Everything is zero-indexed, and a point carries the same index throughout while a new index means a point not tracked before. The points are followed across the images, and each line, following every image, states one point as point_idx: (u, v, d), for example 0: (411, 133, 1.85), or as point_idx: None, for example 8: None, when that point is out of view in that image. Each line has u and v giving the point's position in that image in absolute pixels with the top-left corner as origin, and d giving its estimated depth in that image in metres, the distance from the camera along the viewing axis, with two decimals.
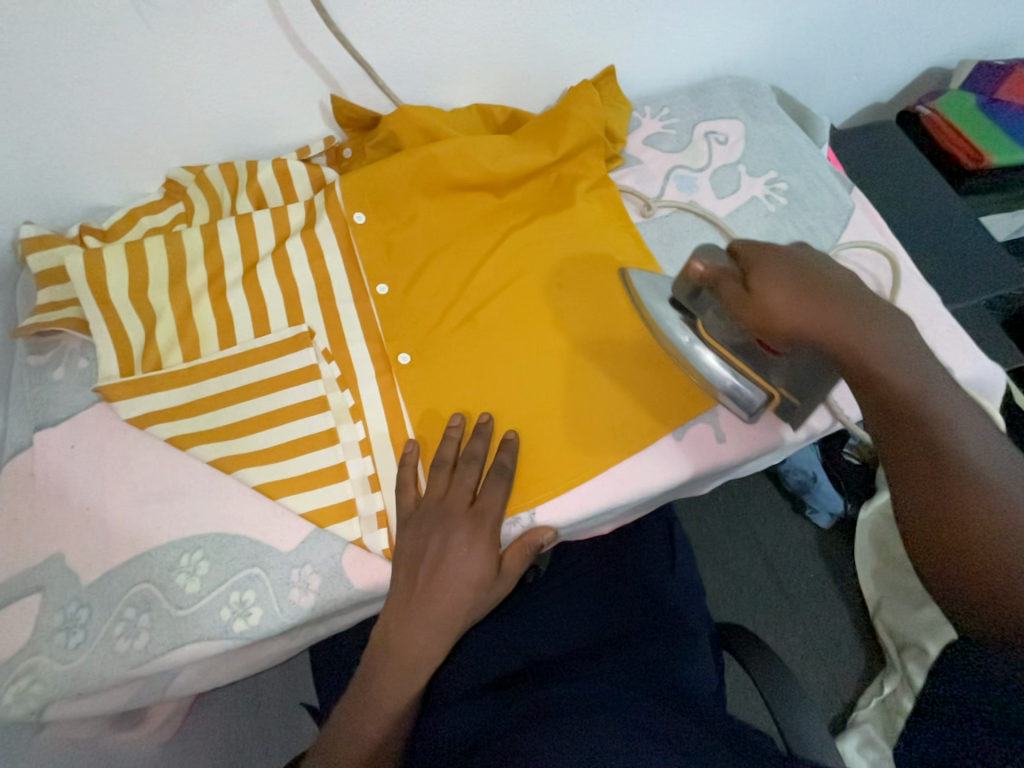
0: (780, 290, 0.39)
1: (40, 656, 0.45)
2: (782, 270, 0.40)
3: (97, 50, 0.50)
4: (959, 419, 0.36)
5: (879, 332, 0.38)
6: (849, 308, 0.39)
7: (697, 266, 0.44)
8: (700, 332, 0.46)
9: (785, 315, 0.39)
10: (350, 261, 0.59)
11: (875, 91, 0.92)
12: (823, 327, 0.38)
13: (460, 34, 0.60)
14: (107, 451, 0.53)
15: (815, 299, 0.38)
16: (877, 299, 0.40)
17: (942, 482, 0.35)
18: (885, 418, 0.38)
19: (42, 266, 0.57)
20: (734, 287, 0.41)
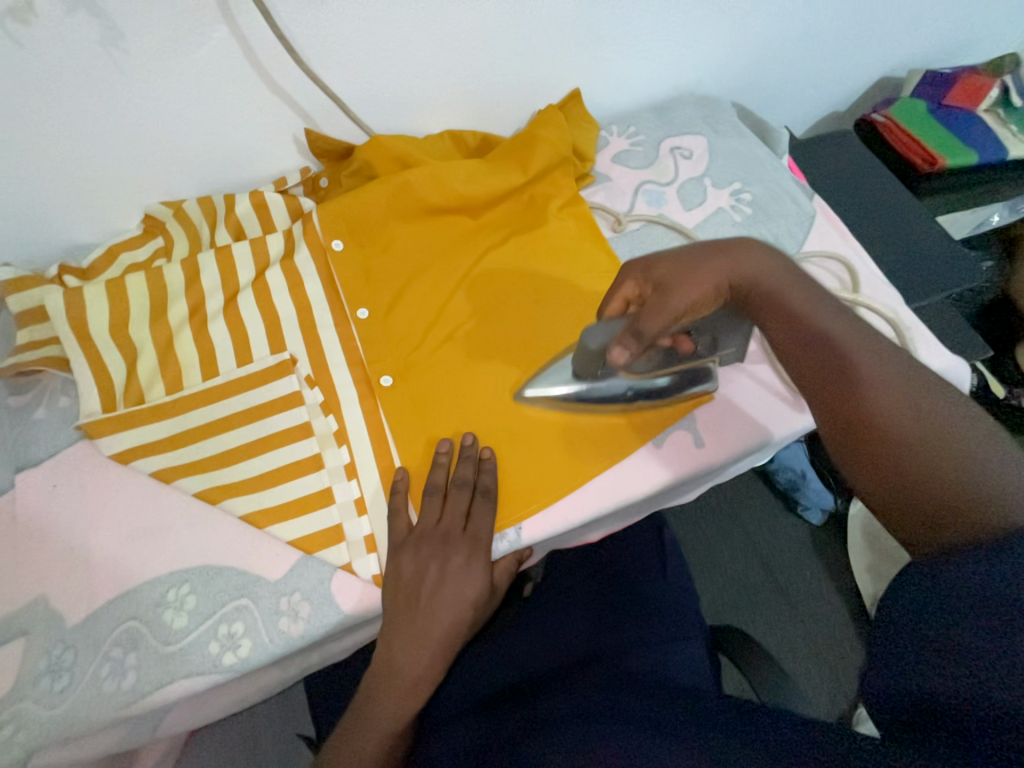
0: (677, 269, 0.44)
1: (24, 703, 0.45)
2: (666, 258, 0.45)
3: (69, 96, 0.51)
4: (856, 333, 0.40)
5: (758, 267, 0.44)
6: (735, 254, 0.44)
7: (614, 349, 0.45)
8: (633, 378, 0.52)
9: (690, 283, 0.43)
10: (330, 288, 0.61)
11: (832, 101, 0.96)
12: (713, 276, 0.44)
13: (428, 66, 0.63)
14: (91, 489, 0.52)
15: (704, 260, 0.43)
16: (760, 243, 0.45)
17: (852, 389, 0.38)
18: (795, 342, 0.42)
19: (20, 307, 0.57)
20: (649, 312, 0.43)
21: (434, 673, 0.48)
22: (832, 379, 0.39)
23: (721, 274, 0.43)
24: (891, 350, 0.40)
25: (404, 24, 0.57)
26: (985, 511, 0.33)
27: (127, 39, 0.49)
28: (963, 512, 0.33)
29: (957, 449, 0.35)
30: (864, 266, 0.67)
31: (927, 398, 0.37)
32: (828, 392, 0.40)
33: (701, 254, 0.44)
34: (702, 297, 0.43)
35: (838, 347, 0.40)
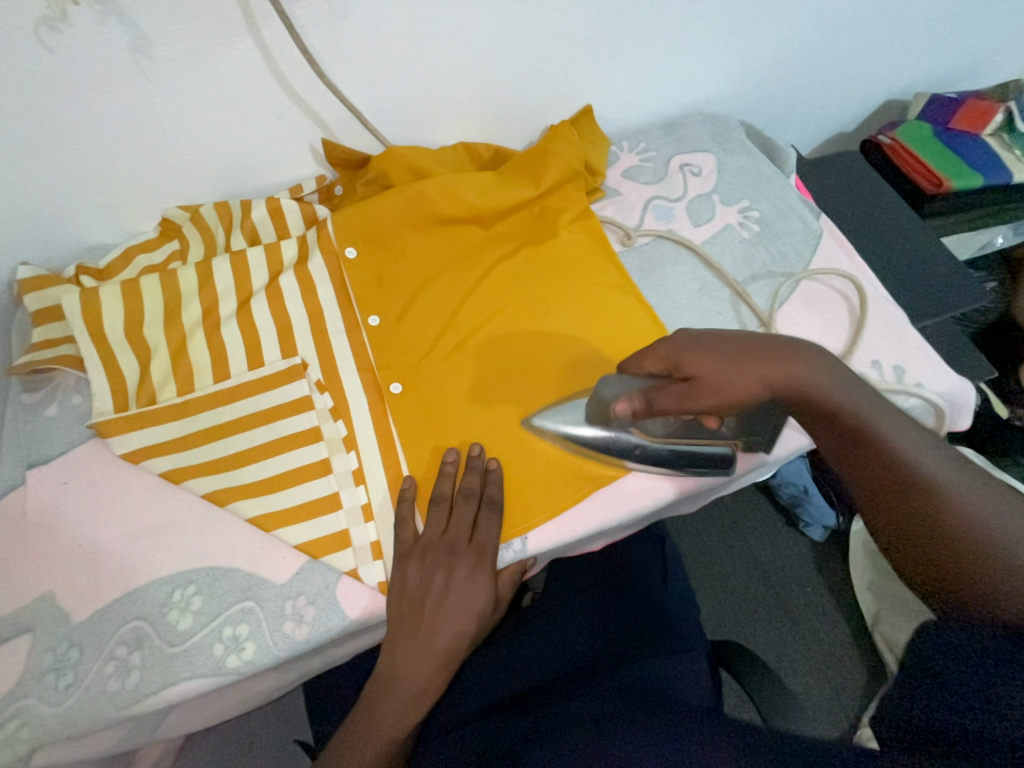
0: (710, 367, 0.45)
1: (29, 700, 0.45)
2: (700, 351, 0.46)
3: (95, 101, 0.52)
4: (903, 430, 0.40)
5: (802, 362, 0.43)
6: (779, 355, 0.44)
7: (618, 405, 0.50)
8: (642, 439, 0.54)
9: (724, 386, 0.44)
10: (342, 294, 0.61)
11: (839, 122, 0.97)
12: (760, 376, 0.43)
13: (445, 80, 0.64)
14: (101, 486, 0.53)
15: (741, 361, 0.44)
16: (802, 343, 0.45)
17: (904, 488, 0.38)
18: (840, 439, 0.42)
19: (38, 305, 0.58)
20: (666, 393, 0.47)
21: (441, 677, 0.49)
22: (882, 478, 0.39)
23: (759, 377, 0.43)
24: (938, 445, 0.40)
25: (423, 38, 0.59)
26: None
27: (153, 47, 0.50)
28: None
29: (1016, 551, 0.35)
30: (870, 285, 0.67)
31: (981, 496, 0.37)
32: (877, 488, 0.40)
33: (738, 355, 0.44)
34: (733, 400, 0.45)
35: (884, 444, 0.40)
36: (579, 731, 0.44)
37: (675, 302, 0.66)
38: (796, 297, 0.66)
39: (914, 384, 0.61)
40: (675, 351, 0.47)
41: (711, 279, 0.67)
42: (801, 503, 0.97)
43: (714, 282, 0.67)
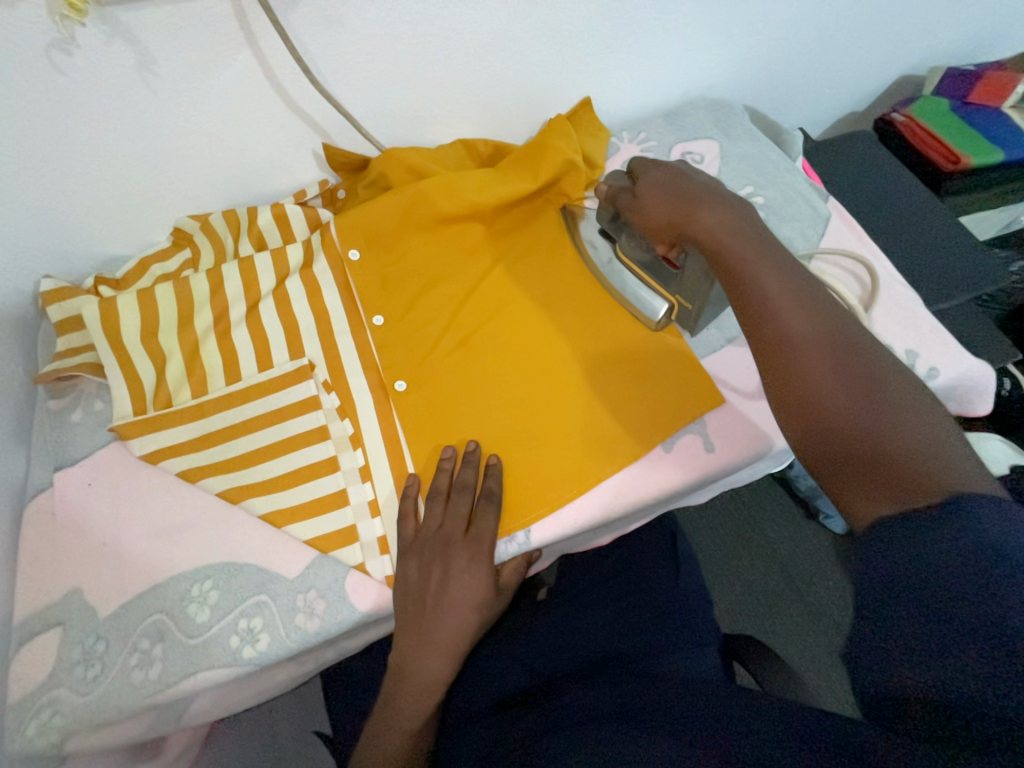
0: (644, 196, 0.48)
1: (60, 690, 0.47)
2: (654, 185, 0.48)
3: (105, 119, 0.54)
4: (815, 304, 0.40)
5: (715, 209, 0.44)
6: (700, 202, 0.45)
7: (603, 187, 0.55)
8: (618, 253, 0.56)
9: (653, 218, 0.48)
10: (346, 297, 0.63)
11: (851, 101, 0.94)
12: (671, 217, 0.46)
13: (442, 81, 0.64)
14: (123, 487, 0.55)
15: (674, 205, 0.46)
16: (731, 198, 0.45)
17: (794, 354, 0.38)
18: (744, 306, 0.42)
19: (60, 316, 0.60)
20: (626, 199, 0.51)
21: (451, 669, 0.49)
22: (771, 340, 0.39)
23: (682, 220, 0.45)
24: (833, 309, 0.40)
25: (417, 40, 0.59)
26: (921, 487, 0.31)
27: (159, 63, 0.52)
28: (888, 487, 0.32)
29: (894, 425, 0.34)
30: (881, 268, 0.65)
31: (859, 358, 0.36)
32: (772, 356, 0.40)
33: (676, 193, 0.46)
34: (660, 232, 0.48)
35: (782, 309, 0.40)
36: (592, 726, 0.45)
37: None
38: None
39: (928, 369, 0.59)
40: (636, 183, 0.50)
41: None
42: (820, 495, 0.95)
43: None
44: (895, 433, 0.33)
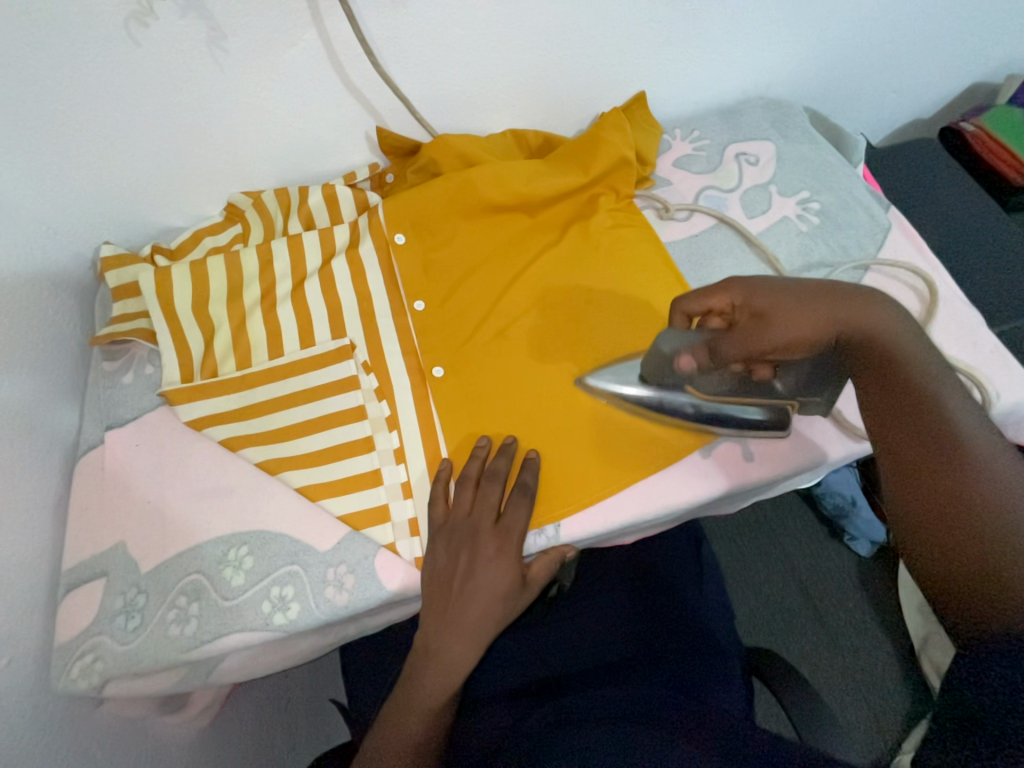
0: (776, 300, 0.42)
1: (102, 636, 0.50)
2: (781, 290, 0.43)
3: (171, 91, 0.56)
4: (971, 414, 0.38)
5: (867, 313, 0.41)
6: (850, 308, 0.42)
7: (685, 358, 0.47)
8: (698, 396, 0.52)
9: (794, 327, 0.41)
10: (390, 279, 0.63)
11: (917, 108, 0.90)
12: (810, 321, 0.41)
13: (498, 68, 0.64)
14: (168, 449, 0.57)
15: (821, 306, 0.41)
16: (885, 301, 0.42)
17: (951, 470, 0.36)
18: (891, 408, 0.40)
19: (117, 281, 0.63)
20: (729, 340, 0.44)
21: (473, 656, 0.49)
22: (920, 458, 0.38)
23: (830, 322, 0.41)
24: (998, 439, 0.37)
25: (476, 27, 0.59)
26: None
27: (227, 39, 0.53)
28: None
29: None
30: (943, 283, 0.62)
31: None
32: (923, 468, 0.37)
33: (819, 300, 0.42)
34: (796, 344, 0.42)
35: (941, 429, 0.38)
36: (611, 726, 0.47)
37: None
38: None
39: (988, 392, 0.56)
40: (747, 290, 0.44)
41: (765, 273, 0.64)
42: (847, 516, 0.92)
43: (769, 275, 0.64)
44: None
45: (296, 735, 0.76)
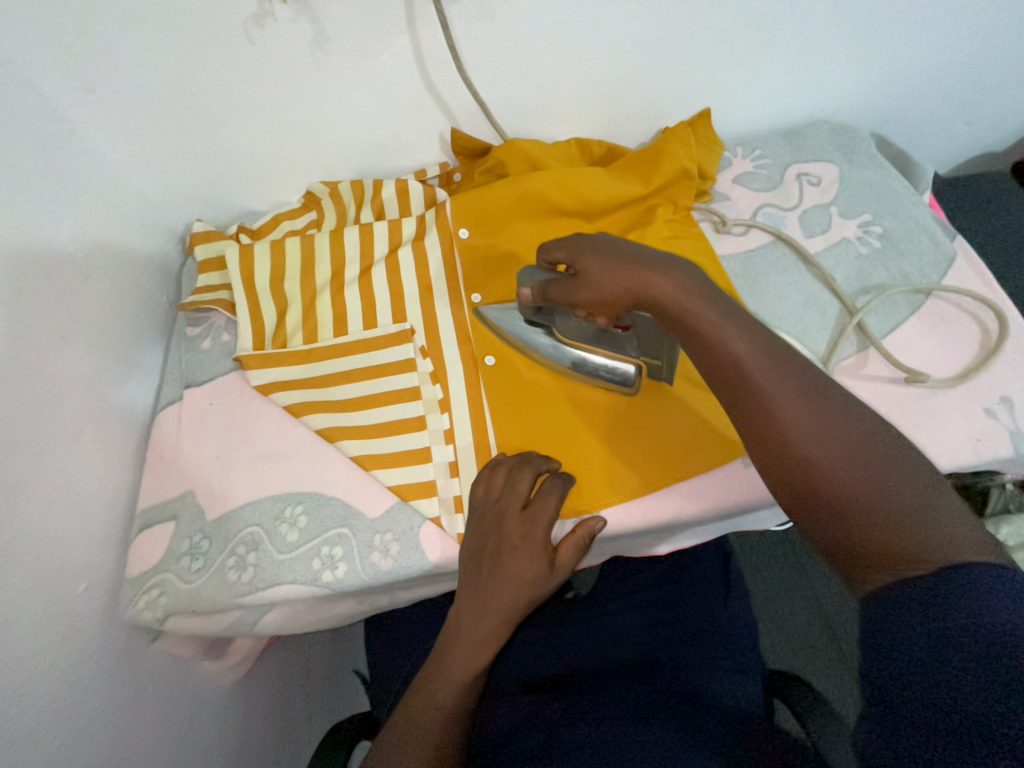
0: (588, 265, 0.45)
1: (168, 574, 0.54)
2: (594, 251, 0.46)
3: (277, 86, 0.61)
4: (770, 354, 0.38)
5: (663, 273, 0.42)
6: (646, 273, 0.42)
7: (525, 291, 0.53)
8: (557, 337, 0.57)
9: (604, 293, 0.44)
10: (451, 271, 0.67)
11: (988, 141, 0.88)
12: (614, 284, 0.43)
13: (573, 79, 0.67)
14: (237, 412, 0.62)
15: (620, 270, 0.43)
16: (673, 259, 0.44)
17: (773, 422, 0.36)
18: (715, 374, 0.40)
19: (205, 255, 0.69)
20: (558, 286, 0.49)
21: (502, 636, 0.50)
22: (758, 414, 0.37)
23: (631, 291, 0.43)
24: (800, 368, 0.38)
25: (557, 41, 0.62)
26: (920, 549, 0.30)
27: (331, 42, 0.58)
28: (892, 561, 0.31)
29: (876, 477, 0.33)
30: (1012, 316, 0.61)
31: (836, 425, 0.35)
32: (755, 424, 0.37)
33: (624, 261, 0.44)
34: (607, 305, 0.45)
35: (762, 376, 0.37)
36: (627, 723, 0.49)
37: (774, 310, 0.64)
38: (917, 317, 0.62)
39: None
40: (572, 251, 0.47)
41: (819, 292, 0.65)
42: None
43: (824, 294, 0.65)
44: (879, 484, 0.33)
45: (314, 702, 0.78)
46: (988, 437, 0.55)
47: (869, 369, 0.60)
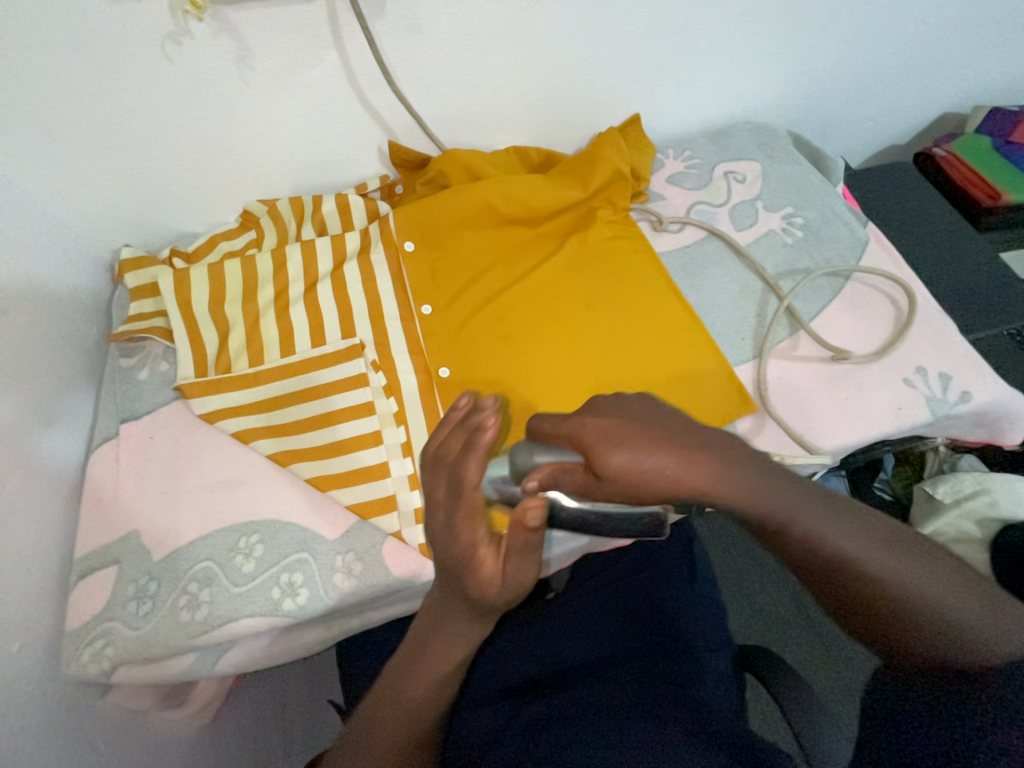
0: (610, 465, 0.34)
1: (114, 622, 0.51)
2: (607, 435, 0.35)
3: (201, 104, 0.60)
4: (811, 506, 0.36)
5: (699, 453, 0.35)
6: (684, 462, 0.35)
7: (528, 480, 0.37)
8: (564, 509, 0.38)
9: (644, 487, 0.35)
10: (399, 284, 0.66)
11: (892, 135, 0.96)
12: (656, 482, 0.35)
13: (505, 89, 0.69)
14: (181, 443, 0.59)
15: (653, 462, 0.34)
16: (696, 424, 0.37)
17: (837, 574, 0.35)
18: (765, 534, 0.37)
19: (136, 283, 0.66)
20: (574, 478, 0.36)
21: None
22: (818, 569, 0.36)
23: (673, 480, 0.34)
24: (840, 504, 0.37)
25: (485, 51, 0.64)
26: (960, 656, 0.33)
27: (255, 58, 0.57)
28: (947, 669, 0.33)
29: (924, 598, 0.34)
30: (919, 292, 0.67)
31: (893, 567, 0.35)
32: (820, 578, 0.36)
33: (655, 442, 0.35)
34: (648, 498, 0.35)
35: (815, 534, 0.36)
36: (598, 721, 0.50)
37: (713, 301, 0.68)
38: (839, 298, 0.67)
39: (961, 393, 0.60)
40: (580, 438, 0.36)
41: (752, 281, 0.69)
42: None
43: (756, 283, 0.69)
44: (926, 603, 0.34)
45: (291, 739, 0.75)
46: (908, 404, 0.60)
47: (801, 350, 0.64)
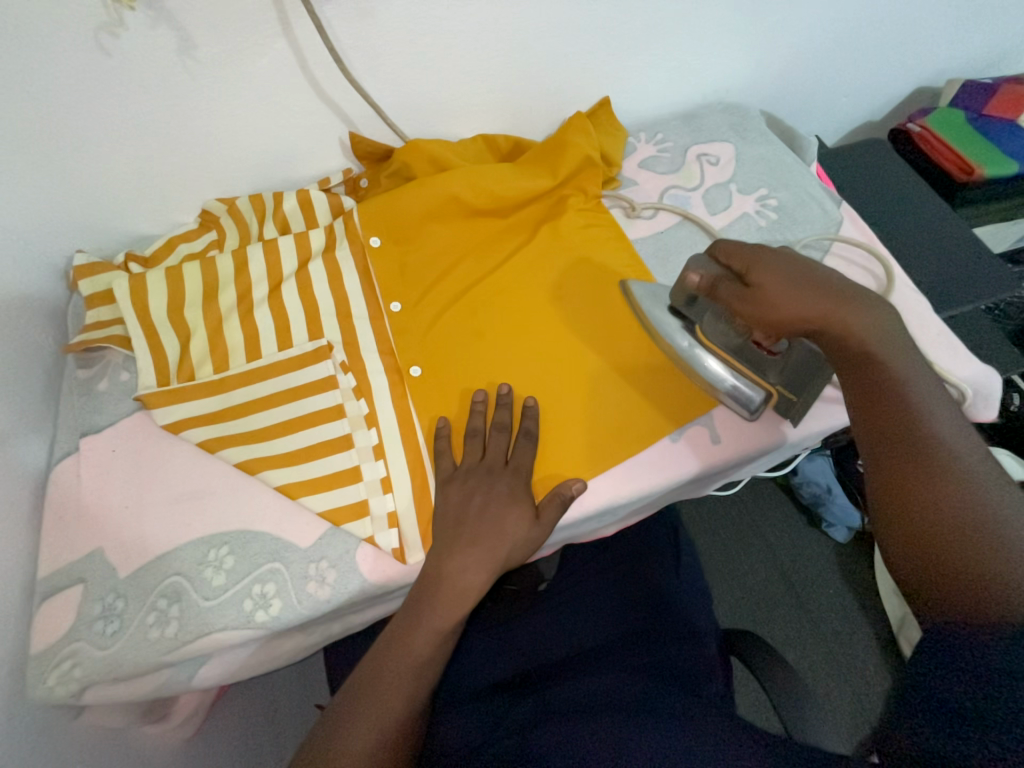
0: (768, 282, 0.45)
1: (80, 643, 0.50)
2: (778, 265, 0.46)
3: (144, 100, 0.57)
4: (930, 395, 0.43)
5: (856, 304, 0.44)
6: (840, 306, 0.44)
7: (692, 275, 0.51)
8: (699, 338, 0.55)
9: (784, 312, 0.45)
10: (366, 282, 0.64)
11: (868, 110, 0.95)
12: (805, 311, 0.44)
13: (468, 75, 0.66)
14: (144, 456, 0.57)
15: (806, 297, 0.44)
16: (868, 294, 0.45)
17: (918, 456, 0.40)
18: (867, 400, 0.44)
19: (91, 290, 0.62)
20: (728, 285, 0.48)
21: (438, 646, 0.48)
22: (900, 442, 0.41)
23: (819, 315, 0.44)
24: (954, 413, 0.42)
25: (443, 37, 0.61)
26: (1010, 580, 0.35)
27: (199, 49, 0.55)
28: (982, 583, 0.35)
29: (993, 520, 0.37)
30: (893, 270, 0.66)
31: (974, 475, 0.39)
32: (895, 450, 0.42)
33: (812, 283, 0.45)
34: (781, 324, 0.46)
35: (917, 415, 0.42)
36: (589, 717, 0.49)
37: None
38: None
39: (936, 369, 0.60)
40: (748, 260, 0.47)
41: None
42: (824, 502, 0.96)
43: None
44: (995, 526, 0.37)
45: (284, 742, 0.75)
46: None
47: None
